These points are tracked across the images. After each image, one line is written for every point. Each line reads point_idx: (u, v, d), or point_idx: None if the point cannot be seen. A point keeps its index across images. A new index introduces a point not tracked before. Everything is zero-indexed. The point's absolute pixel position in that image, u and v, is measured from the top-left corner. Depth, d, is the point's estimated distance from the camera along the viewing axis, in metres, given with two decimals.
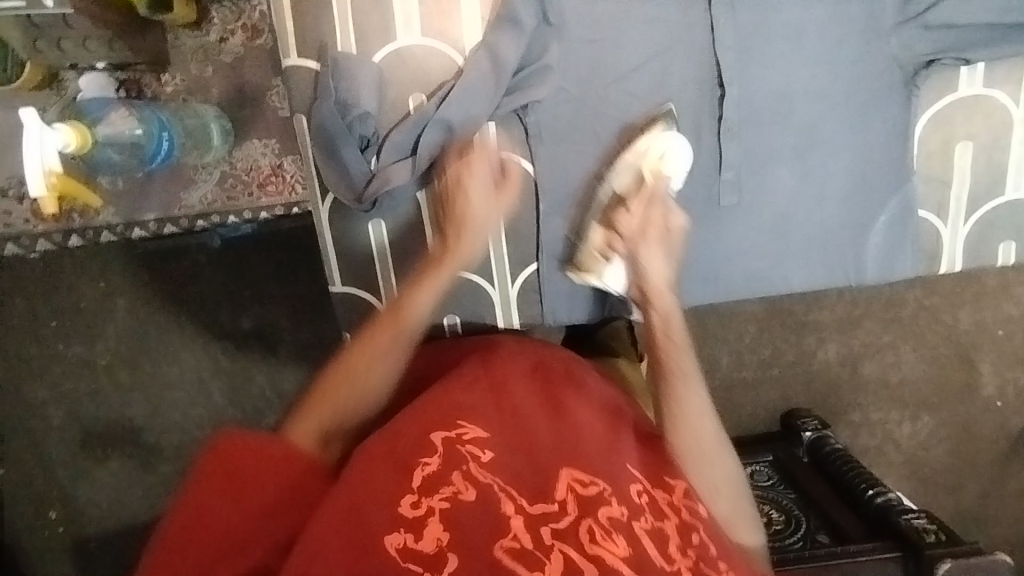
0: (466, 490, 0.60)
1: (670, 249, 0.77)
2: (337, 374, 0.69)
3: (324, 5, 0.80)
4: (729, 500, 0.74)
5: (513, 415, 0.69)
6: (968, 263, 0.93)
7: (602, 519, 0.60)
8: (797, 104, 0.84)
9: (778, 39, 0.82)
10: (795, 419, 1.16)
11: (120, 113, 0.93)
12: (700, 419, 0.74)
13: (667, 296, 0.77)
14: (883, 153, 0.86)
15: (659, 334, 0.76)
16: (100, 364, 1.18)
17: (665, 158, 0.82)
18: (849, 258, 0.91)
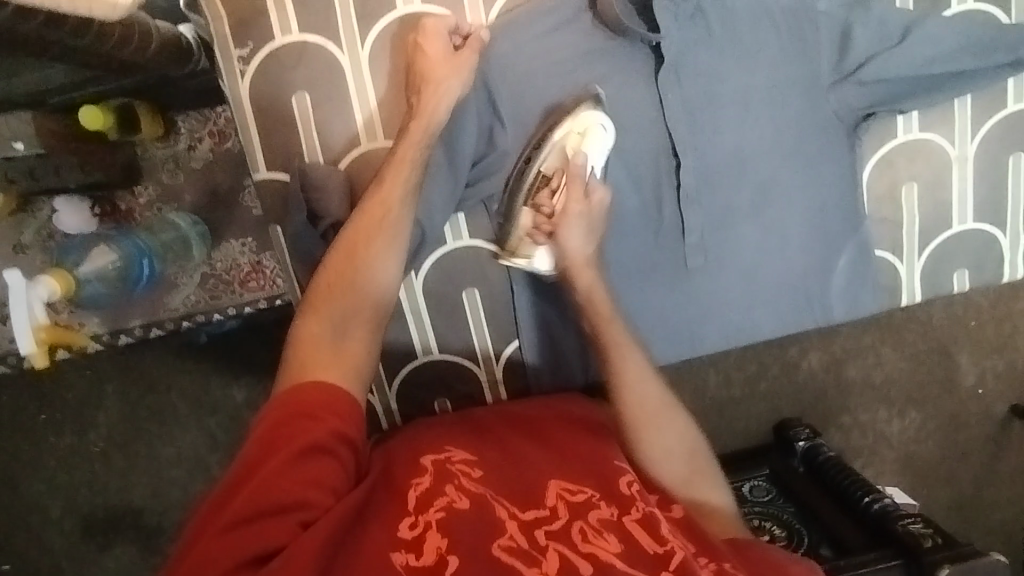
0: (460, 499, 0.63)
1: (585, 226, 0.80)
2: (326, 288, 0.69)
3: (286, 117, 0.82)
4: (696, 478, 0.76)
5: (502, 448, 0.74)
6: (928, 293, 0.97)
7: (592, 520, 0.64)
8: (749, 164, 0.88)
9: (724, 105, 0.85)
10: (787, 429, 1.16)
11: (99, 250, 0.98)
12: (654, 404, 0.77)
13: (591, 270, 0.81)
14: (835, 199, 0.90)
15: (596, 303, 0.80)
16: (94, 451, 1.21)
17: (587, 136, 0.81)
18: (816, 303, 0.94)
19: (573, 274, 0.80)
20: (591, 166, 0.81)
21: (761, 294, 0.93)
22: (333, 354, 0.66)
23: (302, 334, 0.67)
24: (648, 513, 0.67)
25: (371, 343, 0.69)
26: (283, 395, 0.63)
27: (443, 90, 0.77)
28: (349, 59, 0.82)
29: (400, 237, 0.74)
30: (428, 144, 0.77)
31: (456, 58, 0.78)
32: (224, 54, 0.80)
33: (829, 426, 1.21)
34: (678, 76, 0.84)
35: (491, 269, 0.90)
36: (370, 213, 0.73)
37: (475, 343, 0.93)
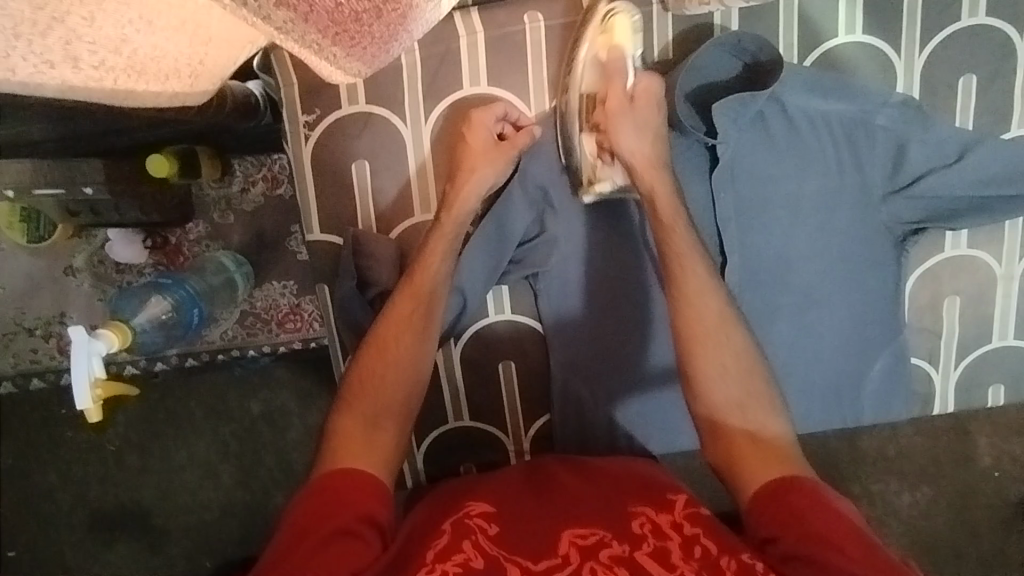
0: (477, 557, 0.60)
1: (637, 123, 0.77)
2: (362, 382, 0.70)
3: (342, 176, 0.84)
4: (749, 404, 0.71)
5: (523, 501, 0.69)
6: (961, 405, 0.97)
7: (604, 561, 0.61)
8: (794, 268, 0.89)
9: (775, 209, 0.87)
10: None
11: (154, 298, 0.98)
12: (712, 321, 0.73)
13: (660, 171, 0.77)
14: (877, 309, 0.90)
15: (660, 210, 0.76)
16: (111, 449, 1.22)
17: (614, 31, 0.79)
18: (847, 405, 0.94)
19: (644, 177, 0.77)
20: (631, 58, 0.80)
21: (801, 391, 0.93)
22: (363, 445, 0.67)
23: (338, 429, 0.68)
24: (661, 549, 0.61)
25: (401, 438, 0.69)
26: (317, 483, 0.63)
27: (476, 178, 0.79)
28: (411, 132, 0.83)
29: (432, 330, 0.74)
30: (457, 237, 0.79)
31: (497, 150, 0.80)
32: (291, 119, 0.82)
33: (840, 493, 1.16)
34: (733, 177, 0.86)
35: (531, 345, 0.91)
36: (400, 310, 0.74)
37: (505, 413, 0.93)
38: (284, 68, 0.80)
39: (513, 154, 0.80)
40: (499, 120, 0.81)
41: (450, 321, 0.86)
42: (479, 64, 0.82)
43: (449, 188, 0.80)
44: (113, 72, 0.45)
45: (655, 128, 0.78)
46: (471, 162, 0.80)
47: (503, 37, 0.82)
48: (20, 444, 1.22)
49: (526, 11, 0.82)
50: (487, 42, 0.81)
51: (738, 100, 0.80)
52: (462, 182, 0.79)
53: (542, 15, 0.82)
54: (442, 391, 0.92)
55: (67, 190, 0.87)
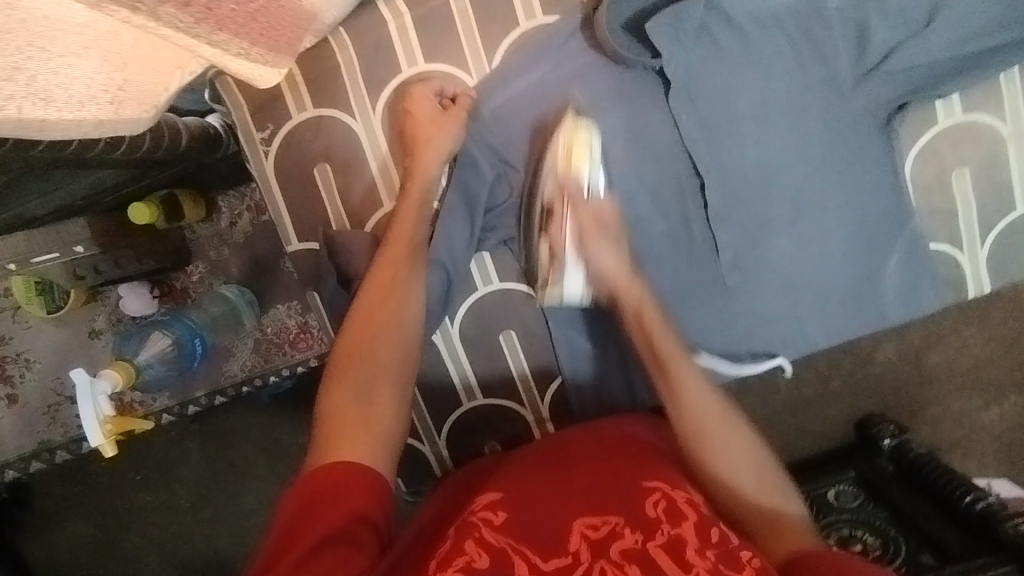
0: (480, 556, 0.56)
1: (610, 240, 0.73)
2: (348, 354, 0.63)
3: (308, 185, 0.86)
4: (766, 492, 0.65)
5: (535, 484, 0.66)
6: (998, 281, 0.89)
7: (614, 556, 0.56)
8: (778, 177, 0.85)
9: (743, 119, 0.83)
10: (870, 427, 1.06)
11: (156, 335, 1.02)
12: (714, 418, 0.67)
13: (636, 285, 0.73)
14: (876, 198, 0.86)
15: (649, 328, 0.71)
16: (184, 506, 1.27)
17: (575, 150, 0.78)
18: (869, 306, 0.89)
19: (626, 293, 0.72)
20: (589, 179, 0.78)
21: (814, 309, 0.89)
22: (360, 421, 0.58)
23: (327, 411, 0.59)
24: (676, 537, 0.57)
25: (401, 406, 0.61)
26: (308, 475, 0.55)
27: (434, 147, 0.78)
28: (362, 126, 0.84)
29: (416, 299, 0.69)
30: (424, 204, 0.76)
31: (445, 117, 0.79)
32: (248, 139, 0.85)
33: (917, 419, 1.11)
34: (692, 97, 0.83)
35: (526, 309, 0.90)
36: (381, 277, 0.68)
37: (517, 383, 0.92)
38: (230, 91, 0.83)
39: (461, 118, 0.80)
40: (438, 95, 0.81)
41: (439, 300, 0.85)
42: (412, 41, 0.82)
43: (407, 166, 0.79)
44: (10, 98, 0.44)
45: (619, 237, 0.75)
46: (422, 133, 0.79)
47: (429, 12, 0.81)
48: (98, 516, 1.28)
49: None
50: (414, 22, 0.81)
51: (670, 14, 0.79)
52: (421, 148, 0.78)
53: None
54: (453, 377, 0.92)
55: (61, 253, 0.90)
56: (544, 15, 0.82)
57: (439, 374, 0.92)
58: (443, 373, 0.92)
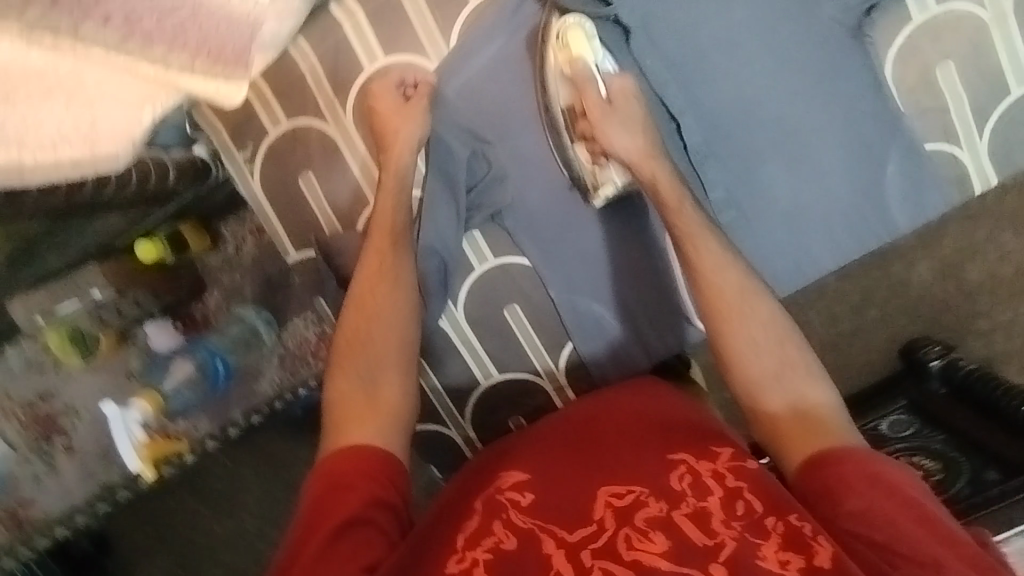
0: (508, 538, 0.56)
1: (621, 122, 0.76)
2: (347, 343, 0.65)
3: (296, 196, 0.89)
4: (788, 371, 0.63)
5: (559, 455, 0.63)
6: (1004, 172, 0.86)
7: (639, 524, 0.55)
8: (757, 105, 0.84)
9: (710, 53, 0.82)
10: (915, 351, 1.01)
11: (178, 362, 1.01)
12: (731, 293, 0.67)
13: (655, 163, 0.75)
14: (864, 108, 0.83)
15: (663, 194, 0.74)
16: (245, 530, 1.31)
17: (571, 45, 0.79)
18: (875, 220, 0.87)
19: (646, 170, 0.75)
20: (597, 65, 0.79)
21: (817, 231, 0.88)
22: (366, 404, 0.61)
23: (335, 398, 0.62)
24: (702, 510, 0.55)
25: (406, 384, 0.64)
26: (325, 460, 0.59)
27: (402, 136, 0.78)
28: (336, 127, 0.85)
29: (407, 283, 0.70)
30: (402, 190, 0.77)
31: (407, 107, 0.79)
32: (233, 162, 0.89)
33: (966, 336, 1.05)
34: (652, 40, 0.82)
35: (525, 282, 0.91)
36: (369, 267, 0.70)
37: (531, 356, 0.94)
38: (207, 119, 0.87)
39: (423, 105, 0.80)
40: (400, 85, 0.81)
41: (439, 284, 0.89)
42: (369, 37, 0.83)
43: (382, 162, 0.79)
44: None
45: (639, 122, 0.77)
46: (389, 125, 0.79)
47: (380, 5, 0.82)
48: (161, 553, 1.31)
49: None
50: (368, 18, 0.82)
51: None
52: (389, 140, 0.78)
53: None
54: (467, 359, 0.94)
55: (81, 299, 0.99)
56: None
57: (453, 359, 0.94)
58: (457, 357, 0.94)
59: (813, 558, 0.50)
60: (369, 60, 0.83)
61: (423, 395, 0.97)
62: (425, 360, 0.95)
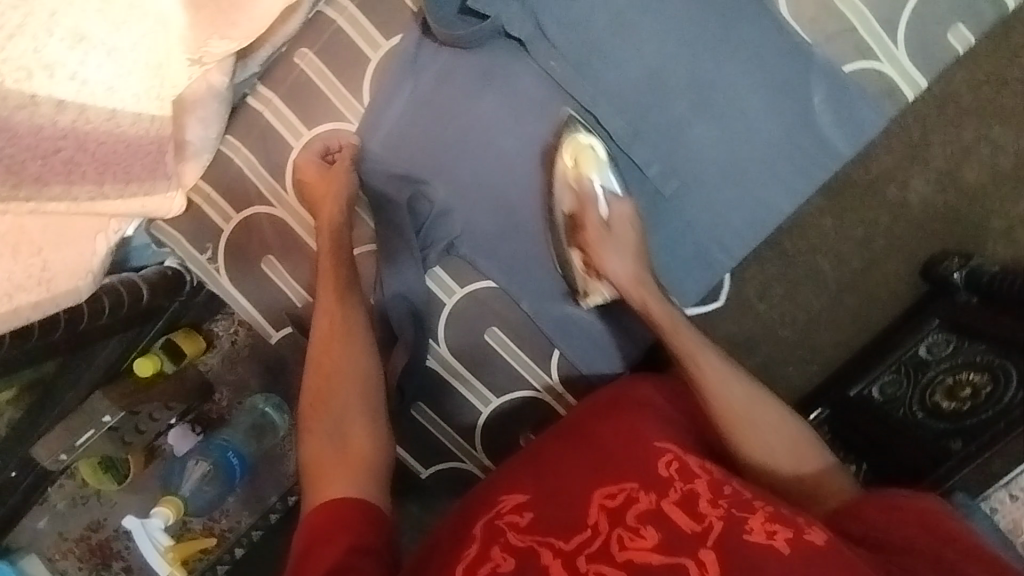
0: (506, 560, 0.61)
1: (621, 248, 0.84)
2: (314, 406, 0.70)
3: (262, 280, 0.93)
4: (797, 455, 0.74)
5: (550, 472, 0.71)
6: (931, 71, 0.87)
7: (631, 521, 0.60)
8: (669, 77, 0.84)
9: (609, 41, 0.84)
10: (936, 269, 1.02)
11: (193, 463, 1.10)
12: (742, 404, 0.75)
13: (649, 287, 0.83)
14: (771, 52, 0.84)
15: (660, 320, 0.81)
16: None
17: (580, 163, 0.85)
18: (817, 151, 0.87)
19: (638, 296, 0.82)
20: (601, 187, 0.86)
21: (763, 179, 0.88)
22: (339, 456, 0.66)
23: (311, 457, 0.67)
24: (688, 493, 0.62)
25: (374, 429, 0.69)
26: (309, 513, 0.62)
27: (333, 200, 0.83)
28: (283, 208, 0.90)
29: (358, 333, 0.74)
30: (339, 247, 0.81)
31: (332, 172, 0.85)
32: (200, 265, 0.93)
33: (984, 239, 1.04)
34: (551, 42, 0.84)
35: (497, 303, 0.93)
36: (321, 330, 0.75)
37: (524, 373, 0.94)
38: (165, 232, 0.92)
39: (344, 169, 0.85)
40: (327, 155, 0.88)
41: (416, 327, 0.90)
42: (290, 118, 0.87)
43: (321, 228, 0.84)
44: None
45: (635, 247, 0.84)
46: (321, 193, 0.85)
47: (292, 86, 0.87)
48: None
49: (294, 53, 0.86)
50: (283, 101, 0.87)
51: None
52: (322, 206, 0.84)
53: (307, 46, 0.86)
54: (463, 392, 0.95)
55: (94, 428, 0.99)
56: (387, 40, 0.85)
57: (450, 394, 0.96)
58: (452, 392, 0.96)
59: (799, 530, 0.58)
60: (294, 138, 0.88)
61: (432, 435, 0.99)
62: (422, 402, 0.97)
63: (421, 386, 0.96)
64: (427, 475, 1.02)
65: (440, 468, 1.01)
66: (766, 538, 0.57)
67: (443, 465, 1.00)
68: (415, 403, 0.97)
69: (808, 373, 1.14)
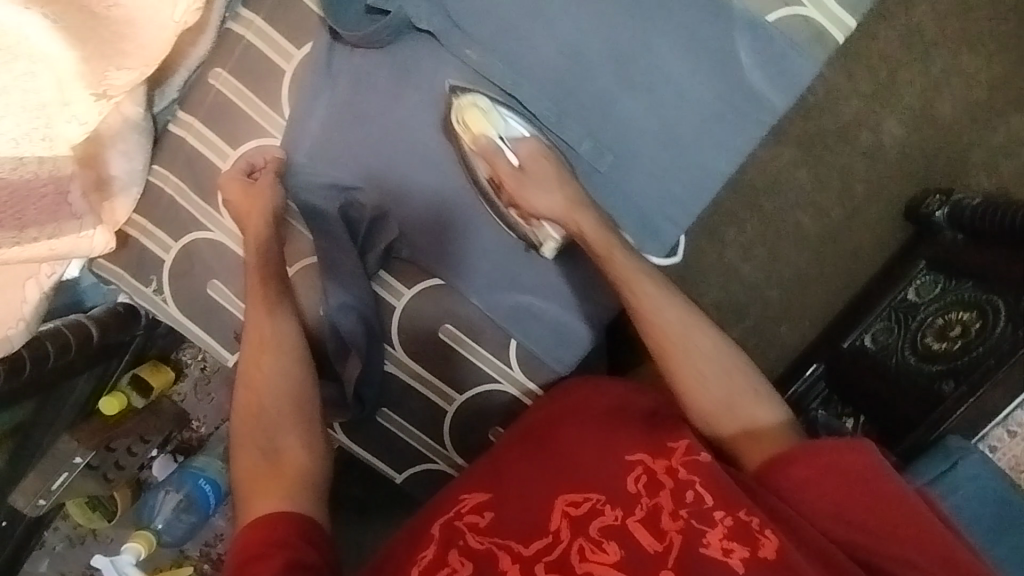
0: (462, 565, 0.63)
1: (540, 185, 0.84)
2: (245, 421, 0.73)
3: (211, 305, 0.93)
4: (737, 399, 0.74)
5: (514, 468, 0.72)
6: (858, 9, 0.84)
7: (593, 532, 0.63)
8: (587, 51, 0.82)
9: (522, 22, 0.82)
10: (918, 210, 1.08)
11: (166, 495, 1.10)
12: (674, 329, 0.78)
13: (584, 213, 0.83)
14: (690, 12, 0.82)
15: (592, 242, 0.82)
16: None
17: (472, 122, 0.83)
18: (751, 109, 0.85)
19: (573, 220, 0.83)
20: (499, 134, 0.84)
21: (699, 145, 0.86)
22: (269, 468, 0.68)
23: (242, 470, 0.69)
24: (653, 507, 0.63)
25: (304, 440, 0.72)
26: (243, 528, 0.64)
27: (260, 219, 0.83)
28: (221, 230, 0.89)
29: (290, 349, 0.78)
30: (267, 265, 0.82)
31: (253, 188, 0.83)
32: (146, 298, 0.93)
33: (960, 177, 1.11)
34: (462, 30, 0.82)
35: (447, 299, 0.92)
36: (252, 342, 0.77)
37: (484, 367, 0.94)
38: (108, 269, 0.92)
39: (267, 183, 0.83)
40: (251, 172, 0.85)
41: (365, 334, 0.88)
42: (213, 141, 0.86)
43: (252, 246, 0.83)
44: None
45: (560, 181, 0.84)
46: (248, 212, 0.83)
47: (210, 108, 0.85)
48: None
49: (207, 74, 0.85)
50: (206, 123, 0.86)
51: None
52: (248, 224, 0.83)
53: (220, 66, 0.84)
54: (424, 394, 0.95)
55: (67, 470, 0.97)
56: (300, 50, 0.84)
57: (411, 397, 0.95)
58: (414, 394, 0.95)
59: (756, 546, 0.59)
60: (219, 158, 0.87)
61: (401, 440, 0.98)
62: (387, 407, 0.96)
63: (382, 392, 0.95)
64: (402, 481, 1.02)
65: (413, 472, 1.00)
66: (722, 555, 0.59)
67: (415, 469, 1.00)
68: (380, 409, 0.97)
69: (801, 330, 1.18)
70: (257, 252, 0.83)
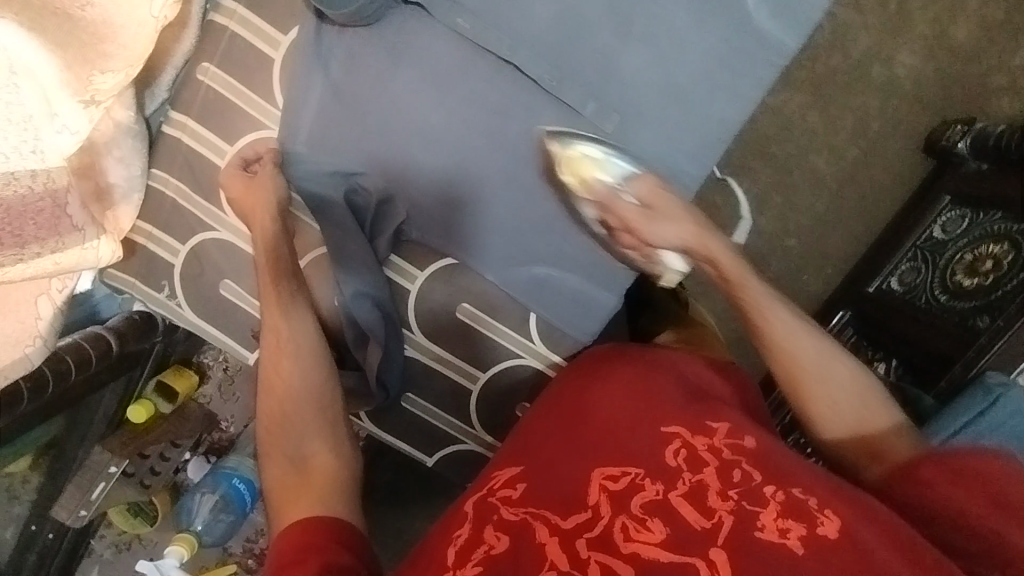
0: (498, 541, 0.58)
1: (666, 229, 0.83)
2: (270, 430, 0.72)
3: (225, 305, 0.92)
4: (867, 406, 0.74)
5: (546, 446, 0.69)
6: None
7: (635, 509, 0.59)
8: (582, 7, 0.78)
9: None
10: (939, 141, 1.04)
11: (203, 496, 1.11)
12: (811, 360, 0.76)
13: (712, 242, 0.83)
14: None
15: (728, 273, 0.82)
16: None
17: (580, 171, 0.83)
18: (760, 53, 0.80)
19: (703, 250, 0.83)
20: (610, 177, 0.83)
21: (710, 96, 0.82)
22: (299, 479, 0.67)
23: (272, 482, 0.68)
24: (698, 483, 0.60)
25: (333, 449, 0.71)
26: (279, 536, 0.62)
27: (263, 222, 0.82)
28: (227, 229, 0.88)
29: (313, 355, 0.77)
30: (280, 267, 0.81)
31: (255, 187, 0.83)
32: (161, 305, 0.93)
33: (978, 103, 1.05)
34: None
35: (462, 278, 0.90)
36: (270, 353, 0.76)
37: (505, 343, 0.93)
38: (120, 279, 0.91)
39: (268, 180, 0.83)
40: (250, 168, 0.84)
41: (382, 321, 0.87)
42: (208, 139, 0.85)
43: (260, 249, 0.82)
44: None
45: (683, 216, 0.82)
46: (254, 212, 0.83)
47: (202, 105, 0.83)
48: None
49: (195, 71, 0.82)
50: (199, 122, 0.84)
51: None
52: (254, 227, 0.83)
53: (206, 61, 0.82)
54: (448, 374, 0.94)
55: (105, 481, 0.99)
56: (285, 35, 0.81)
57: (435, 380, 0.94)
58: (438, 377, 0.94)
59: (813, 524, 0.56)
60: (217, 156, 0.85)
61: (428, 423, 0.98)
62: (411, 391, 0.96)
63: (405, 377, 0.94)
64: (433, 463, 1.01)
65: (443, 454, 1.00)
66: (780, 537, 0.55)
67: (445, 451, 0.99)
68: (405, 395, 0.96)
69: (825, 277, 1.15)
70: (264, 255, 0.82)
